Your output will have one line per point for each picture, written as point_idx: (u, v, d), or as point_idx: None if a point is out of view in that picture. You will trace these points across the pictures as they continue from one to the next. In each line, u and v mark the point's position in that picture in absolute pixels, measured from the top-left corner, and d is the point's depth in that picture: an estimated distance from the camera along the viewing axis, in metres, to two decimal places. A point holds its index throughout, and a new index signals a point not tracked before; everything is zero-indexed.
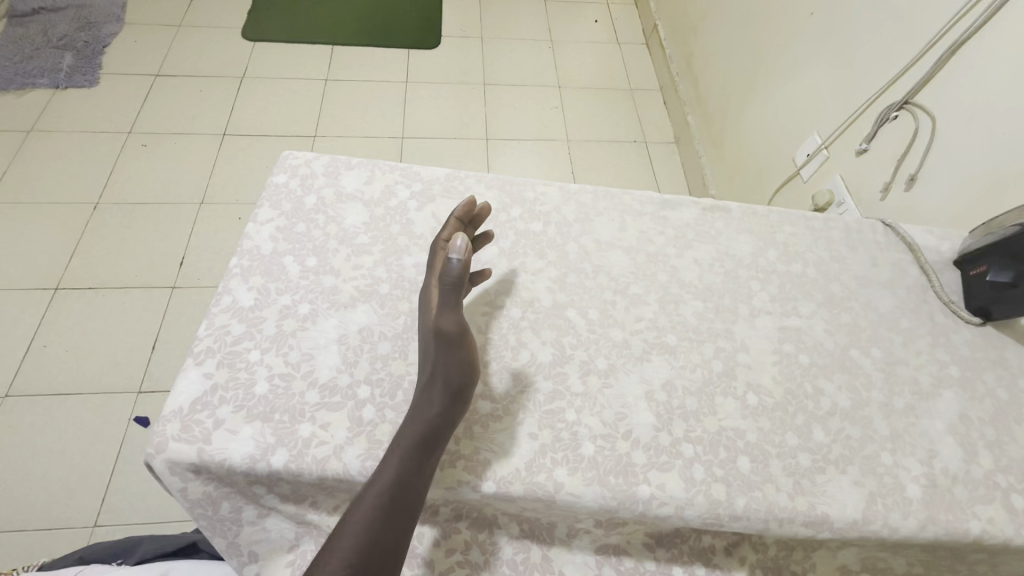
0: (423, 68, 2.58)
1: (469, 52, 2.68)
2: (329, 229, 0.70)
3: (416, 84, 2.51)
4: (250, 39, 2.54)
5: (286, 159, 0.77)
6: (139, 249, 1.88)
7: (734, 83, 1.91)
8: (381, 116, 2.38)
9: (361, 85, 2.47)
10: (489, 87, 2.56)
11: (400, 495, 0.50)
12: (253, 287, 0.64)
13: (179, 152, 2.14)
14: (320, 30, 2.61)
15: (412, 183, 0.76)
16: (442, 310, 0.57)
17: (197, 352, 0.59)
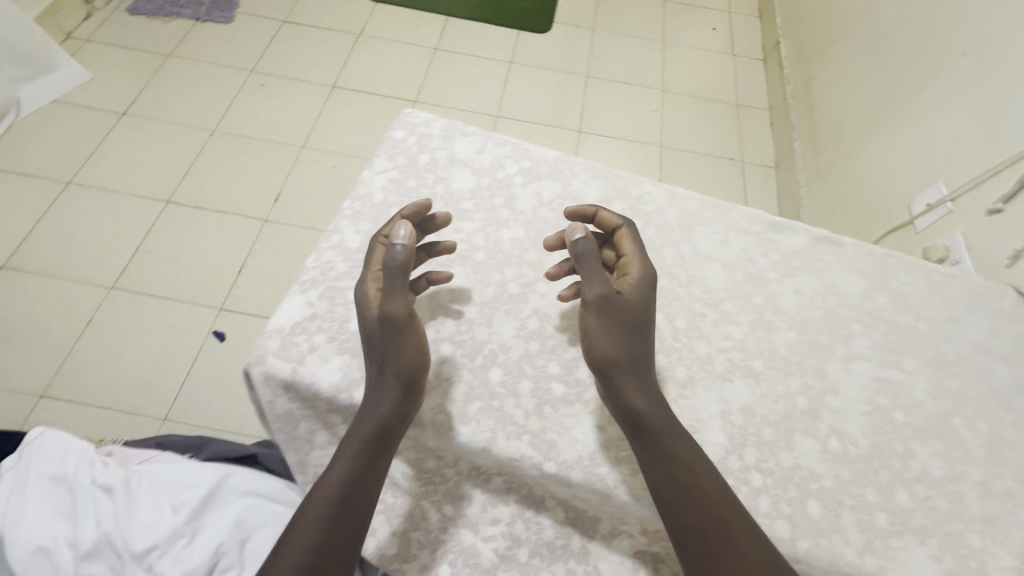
0: (529, 50, 2.58)
1: (577, 42, 2.65)
2: (437, 189, 0.73)
3: (520, 66, 2.52)
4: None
5: (406, 117, 0.80)
6: (241, 180, 2.02)
7: (857, 115, 1.78)
8: (480, 92, 2.41)
9: (467, 59, 2.51)
10: (591, 80, 2.53)
11: (351, 495, 0.51)
12: (360, 231, 0.68)
13: (292, 95, 2.28)
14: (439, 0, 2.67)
15: (521, 159, 0.77)
16: (388, 295, 0.55)
17: (304, 281, 0.63)
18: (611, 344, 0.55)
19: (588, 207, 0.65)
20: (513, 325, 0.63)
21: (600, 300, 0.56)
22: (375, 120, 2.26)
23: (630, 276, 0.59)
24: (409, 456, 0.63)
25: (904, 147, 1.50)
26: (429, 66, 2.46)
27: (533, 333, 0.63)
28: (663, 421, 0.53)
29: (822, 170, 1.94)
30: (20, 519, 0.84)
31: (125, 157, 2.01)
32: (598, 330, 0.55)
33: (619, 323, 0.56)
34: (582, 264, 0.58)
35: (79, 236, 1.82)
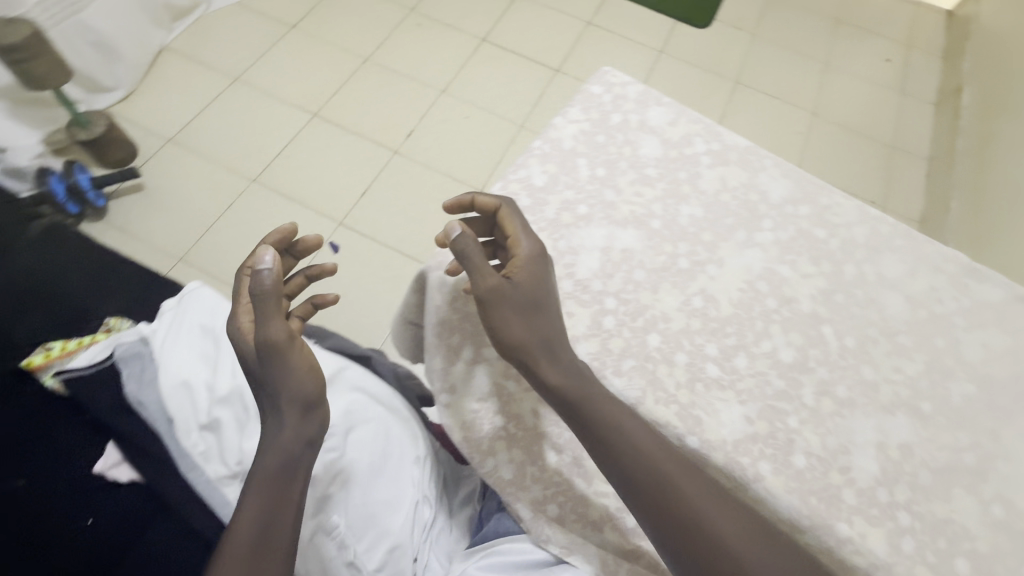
0: (682, 43, 2.49)
1: (733, 44, 2.52)
2: (624, 150, 0.73)
3: (668, 58, 2.44)
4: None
5: (604, 74, 0.80)
6: (380, 111, 2.12)
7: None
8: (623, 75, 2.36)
9: (617, 40, 2.46)
10: (740, 87, 2.40)
11: (273, 508, 0.60)
12: (546, 172, 0.70)
13: (443, 41, 2.34)
14: None
15: (712, 141, 0.75)
16: (266, 322, 0.66)
17: (489, 205, 0.66)
18: (517, 331, 0.55)
19: (465, 195, 0.63)
20: (678, 298, 0.63)
21: (493, 293, 0.55)
22: (514, 81, 2.28)
23: (523, 264, 0.57)
24: None
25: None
26: (577, 39, 2.44)
27: (696, 311, 0.62)
28: (581, 390, 0.54)
29: (977, 237, 1.77)
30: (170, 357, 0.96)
31: (286, 66, 2.16)
32: (507, 319, 0.55)
33: (527, 312, 0.56)
34: (466, 262, 0.56)
35: (235, 127, 1.99)
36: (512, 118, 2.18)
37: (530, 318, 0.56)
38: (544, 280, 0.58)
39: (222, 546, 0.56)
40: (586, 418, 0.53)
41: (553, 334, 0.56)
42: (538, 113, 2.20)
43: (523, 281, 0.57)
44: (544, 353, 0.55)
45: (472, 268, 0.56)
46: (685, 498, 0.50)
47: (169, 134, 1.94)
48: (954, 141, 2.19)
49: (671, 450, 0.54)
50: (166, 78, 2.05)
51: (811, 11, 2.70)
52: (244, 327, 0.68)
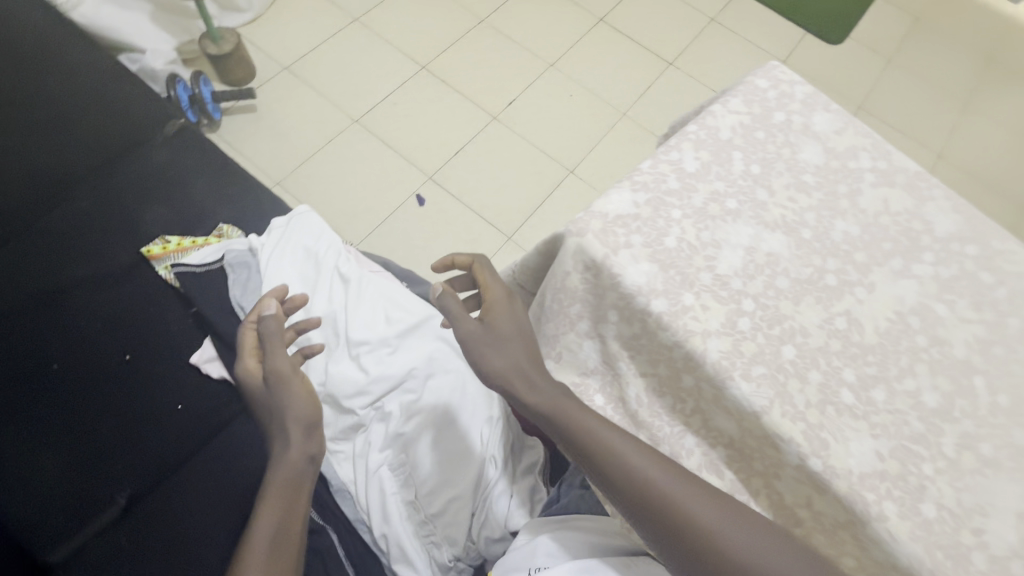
0: (809, 56, 2.34)
1: (864, 67, 2.34)
2: (784, 151, 0.69)
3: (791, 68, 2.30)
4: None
5: (772, 68, 0.75)
6: (486, 74, 2.11)
7: None
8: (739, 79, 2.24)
9: (739, 42, 2.33)
10: (863, 113, 2.24)
11: (283, 522, 0.62)
12: (699, 159, 0.67)
13: (560, 14, 2.30)
14: None
15: (879, 158, 0.70)
16: (270, 356, 0.72)
17: (636, 182, 0.64)
18: (500, 361, 0.63)
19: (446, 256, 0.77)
20: (820, 314, 0.59)
21: (471, 336, 0.65)
22: (623, 66, 2.21)
23: (490, 305, 0.67)
24: (652, 382, 0.65)
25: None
26: (698, 34, 2.33)
27: (838, 332, 0.59)
28: (546, 404, 0.61)
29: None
30: (274, 276, 1.02)
31: (404, 15, 2.18)
32: (484, 353, 0.64)
33: (501, 346, 0.64)
34: (446, 311, 0.68)
35: (346, 66, 2.03)
36: (616, 104, 2.12)
37: (504, 350, 0.64)
38: (518, 321, 0.66)
39: (239, 558, 0.58)
40: (560, 426, 0.60)
41: (526, 365, 0.63)
42: (643, 103, 2.13)
43: (496, 320, 0.66)
44: (521, 381, 0.62)
45: (452, 312, 0.67)
46: (663, 493, 0.55)
47: (286, 62, 2.01)
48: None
49: (644, 447, 0.58)
50: (292, 8, 2.12)
51: (960, 44, 2.47)
52: (251, 366, 0.74)
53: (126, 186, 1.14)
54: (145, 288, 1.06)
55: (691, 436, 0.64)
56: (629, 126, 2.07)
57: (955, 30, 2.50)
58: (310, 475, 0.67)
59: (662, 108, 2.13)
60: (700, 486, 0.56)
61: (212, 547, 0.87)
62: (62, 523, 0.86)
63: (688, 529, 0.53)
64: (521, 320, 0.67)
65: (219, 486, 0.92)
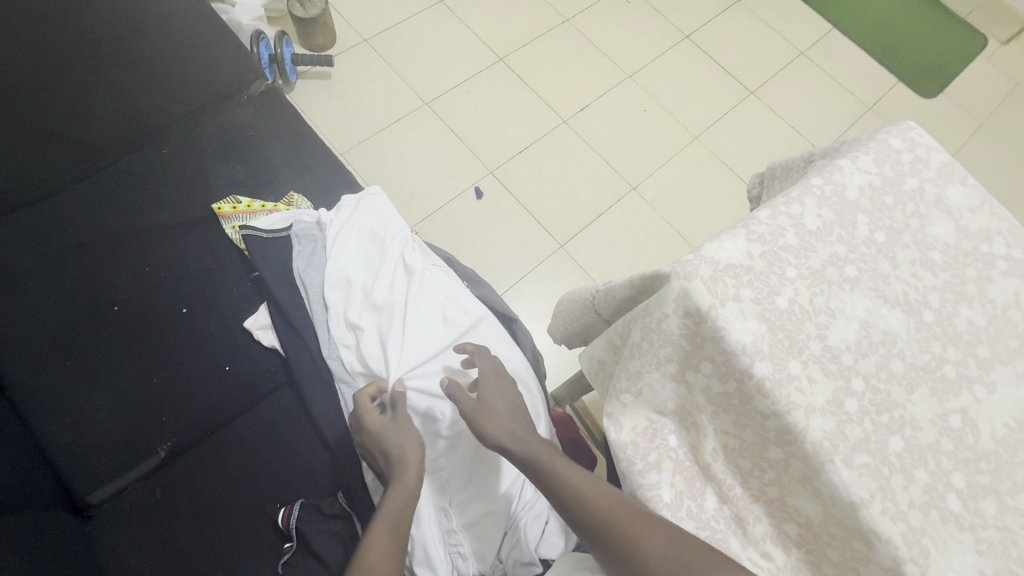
0: (897, 106, 2.23)
1: (954, 126, 2.22)
2: (912, 222, 0.64)
3: (876, 115, 2.19)
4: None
5: (909, 130, 0.70)
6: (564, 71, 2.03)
7: None
8: (822, 120, 2.15)
9: (827, 81, 2.24)
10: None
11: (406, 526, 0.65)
12: (821, 217, 0.62)
13: (645, 26, 2.24)
14: (832, 9, 2.41)
15: (1013, 246, 0.65)
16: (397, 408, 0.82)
17: (753, 231, 0.60)
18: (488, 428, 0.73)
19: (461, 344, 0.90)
20: (934, 408, 0.55)
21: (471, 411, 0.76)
22: (701, 88, 2.14)
23: (483, 381, 0.79)
24: (731, 443, 0.61)
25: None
26: (786, 66, 2.24)
27: (951, 431, 0.54)
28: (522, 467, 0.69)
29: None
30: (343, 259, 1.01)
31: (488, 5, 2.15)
32: (478, 420, 0.75)
33: (492, 413, 0.75)
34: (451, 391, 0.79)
35: (424, 47, 2.01)
36: (690, 125, 2.06)
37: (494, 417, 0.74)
38: (506, 396, 0.78)
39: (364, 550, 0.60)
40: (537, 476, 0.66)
41: (517, 427, 0.73)
42: (716, 130, 2.07)
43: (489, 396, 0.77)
44: (507, 437, 0.71)
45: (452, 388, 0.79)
46: (610, 523, 0.58)
47: (366, 35, 1.99)
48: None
49: (602, 486, 0.62)
50: None
51: None
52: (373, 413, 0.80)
53: (206, 140, 1.14)
54: (211, 243, 1.06)
55: (763, 506, 0.60)
56: (700, 150, 2.01)
57: None
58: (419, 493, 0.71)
59: (734, 137, 2.06)
60: (625, 508, 0.59)
61: (238, 513, 0.87)
62: (105, 468, 0.88)
63: (612, 538, 0.57)
64: (507, 392, 0.78)
65: (254, 456, 0.91)
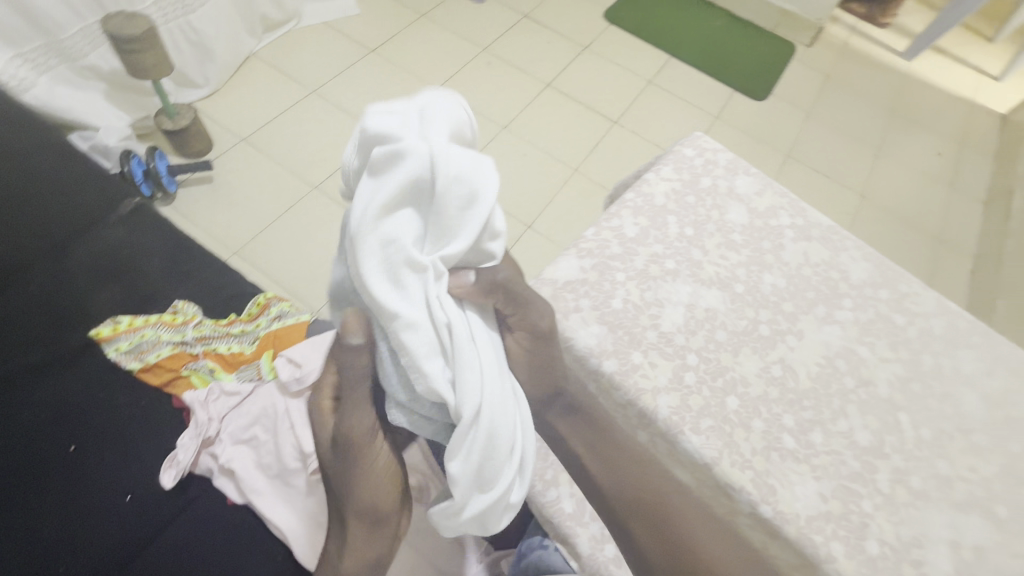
0: (737, 112, 2.55)
1: (787, 120, 2.58)
2: (713, 213, 0.76)
3: (723, 121, 2.51)
4: (609, 21, 2.79)
5: (698, 138, 0.83)
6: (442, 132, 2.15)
7: None
8: (679, 134, 2.42)
9: (676, 101, 2.54)
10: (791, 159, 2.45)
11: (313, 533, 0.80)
12: (637, 224, 0.72)
13: (509, 81, 2.45)
14: (665, 40, 2.76)
15: (797, 216, 0.78)
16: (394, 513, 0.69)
17: (582, 249, 0.69)
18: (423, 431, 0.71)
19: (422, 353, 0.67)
20: (758, 363, 0.64)
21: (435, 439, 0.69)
22: (572, 126, 2.36)
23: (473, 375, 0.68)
24: None
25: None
26: (638, 94, 2.53)
27: (775, 379, 0.63)
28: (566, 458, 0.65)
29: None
30: (453, 237, 0.49)
31: (360, 86, 2.27)
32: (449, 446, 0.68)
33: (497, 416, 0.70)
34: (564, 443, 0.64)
35: (304, 135, 2.09)
36: (567, 160, 2.24)
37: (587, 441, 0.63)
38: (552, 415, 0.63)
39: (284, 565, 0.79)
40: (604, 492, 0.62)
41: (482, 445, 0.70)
42: (592, 159, 2.26)
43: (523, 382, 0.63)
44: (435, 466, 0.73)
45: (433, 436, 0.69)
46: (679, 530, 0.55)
47: (243, 133, 2.04)
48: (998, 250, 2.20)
49: (680, 486, 0.60)
50: (249, 83, 2.17)
51: (867, 96, 2.77)
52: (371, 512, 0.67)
53: (77, 268, 1.12)
54: (94, 370, 1.02)
55: None
56: (582, 180, 2.19)
57: (861, 84, 2.81)
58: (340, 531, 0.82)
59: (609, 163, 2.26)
60: (695, 513, 0.57)
61: None
62: None
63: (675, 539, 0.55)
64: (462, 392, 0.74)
65: None
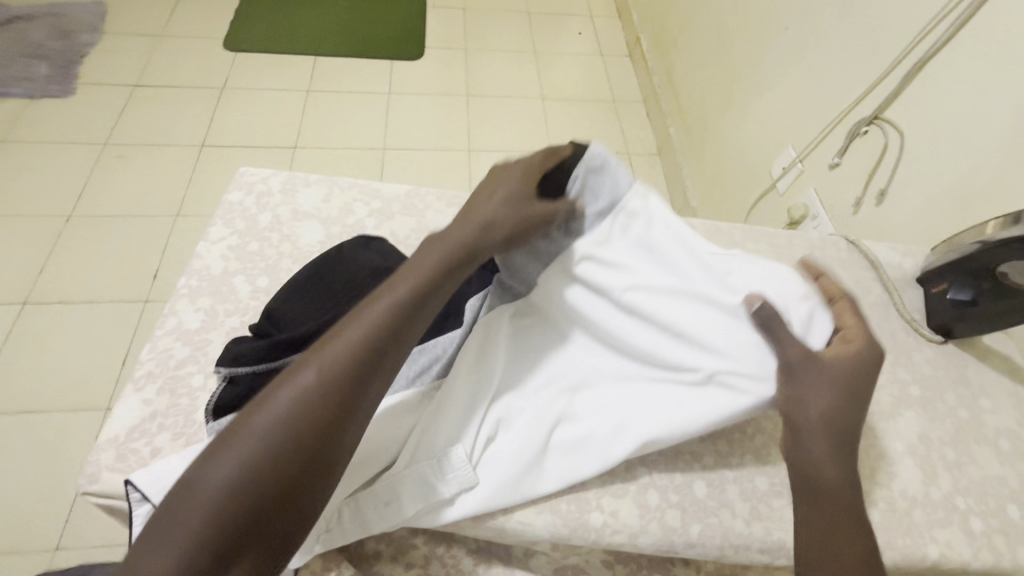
0: (418, 73, 2.21)
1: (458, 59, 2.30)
2: (283, 248, 0.69)
3: (404, 63, 2.24)
4: (237, 38, 2.20)
5: (242, 176, 0.75)
6: (81, 241, 1.64)
7: (717, 80, 1.78)
8: (367, 118, 2.05)
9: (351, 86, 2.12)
10: (472, 52, 2.33)
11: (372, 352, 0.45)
12: (200, 309, 0.63)
13: (154, 163, 1.83)
14: (305, 29, 2.26)
15: (371, 201, 0.75)
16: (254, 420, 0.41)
17: (137, 378, 0.57)
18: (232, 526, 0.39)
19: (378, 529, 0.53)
20: None
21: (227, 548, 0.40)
22: (238, 147, 1.92)
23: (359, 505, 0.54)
24: None
25: (770, 117, 1.50)
26: (306, 107, 2.04)
27: None
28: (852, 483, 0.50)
29: (705, 127, 1.85)
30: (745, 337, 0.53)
31: None
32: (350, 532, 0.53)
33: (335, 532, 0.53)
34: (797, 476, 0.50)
35: None
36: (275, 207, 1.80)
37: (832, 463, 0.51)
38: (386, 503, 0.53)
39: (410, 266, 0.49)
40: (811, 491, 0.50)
41: None
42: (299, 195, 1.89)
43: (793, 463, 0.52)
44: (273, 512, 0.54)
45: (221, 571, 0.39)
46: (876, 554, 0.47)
47: None
48: (644, 61, 2.30)
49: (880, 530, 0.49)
50: None
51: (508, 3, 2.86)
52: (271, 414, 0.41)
53: None
54: None
55: (370, 541, 0.60)
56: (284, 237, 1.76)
57: None
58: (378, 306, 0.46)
59: (325, 155, 1.94)
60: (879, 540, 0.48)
61: None
62: None
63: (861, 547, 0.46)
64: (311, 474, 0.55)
65: None
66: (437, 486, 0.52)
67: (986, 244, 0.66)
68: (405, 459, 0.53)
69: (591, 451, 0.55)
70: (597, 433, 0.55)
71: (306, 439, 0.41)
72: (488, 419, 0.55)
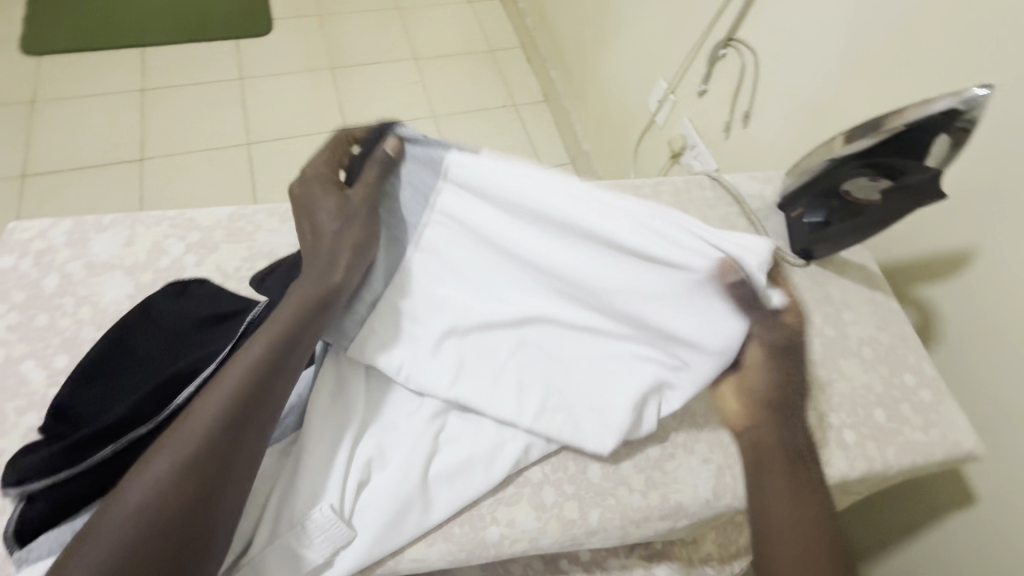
0: (271, 50, 1.97)
1: (315, 28, 2.06)
2: (82, 313, 0.57)
3: (252, 41, 1.97)
4: (36, 38, 1.83)
5: (11, 233, 0.61)
6: None
7: (586, 15, 1.72)
8: (222, 111, 1.81)
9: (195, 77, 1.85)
10: (328, 18, 2.10)
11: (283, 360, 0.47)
12: None
13: None
14: (123, 16, 1.93)
15: (188, 234, 0.64)
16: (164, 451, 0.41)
17: None
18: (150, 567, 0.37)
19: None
20: None
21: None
22: (69, 170, 1.63)
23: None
24: None
25: (640, 49, 1.46)
26: (145, 110, 1.77)
27: None
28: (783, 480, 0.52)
29: (584, 68, 1.79)
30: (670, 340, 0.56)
31: None
32: None
33: None
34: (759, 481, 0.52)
35: None
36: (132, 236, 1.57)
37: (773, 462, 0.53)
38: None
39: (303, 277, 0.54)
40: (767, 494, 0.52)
41: None
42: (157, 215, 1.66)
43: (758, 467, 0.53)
44: None
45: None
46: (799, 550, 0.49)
47: None
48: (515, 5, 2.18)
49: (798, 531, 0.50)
50: None
51: None
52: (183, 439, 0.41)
53: None
54: None
55: None
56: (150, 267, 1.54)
57: None
58: (284, 317, 0.49)
59: (179, 162, 1.70)
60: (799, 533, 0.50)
61: None
62: None
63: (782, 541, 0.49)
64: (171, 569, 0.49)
65: None
66: (308, 552, 0.47)
67: (836, 160, 0.66)
68: (264, 536, 0.47)
69: (482, 465, 0.53)
70: (477, 452, 0.53)
71: (177, 526, 0.38)
72: (357, 462, 0.51)
